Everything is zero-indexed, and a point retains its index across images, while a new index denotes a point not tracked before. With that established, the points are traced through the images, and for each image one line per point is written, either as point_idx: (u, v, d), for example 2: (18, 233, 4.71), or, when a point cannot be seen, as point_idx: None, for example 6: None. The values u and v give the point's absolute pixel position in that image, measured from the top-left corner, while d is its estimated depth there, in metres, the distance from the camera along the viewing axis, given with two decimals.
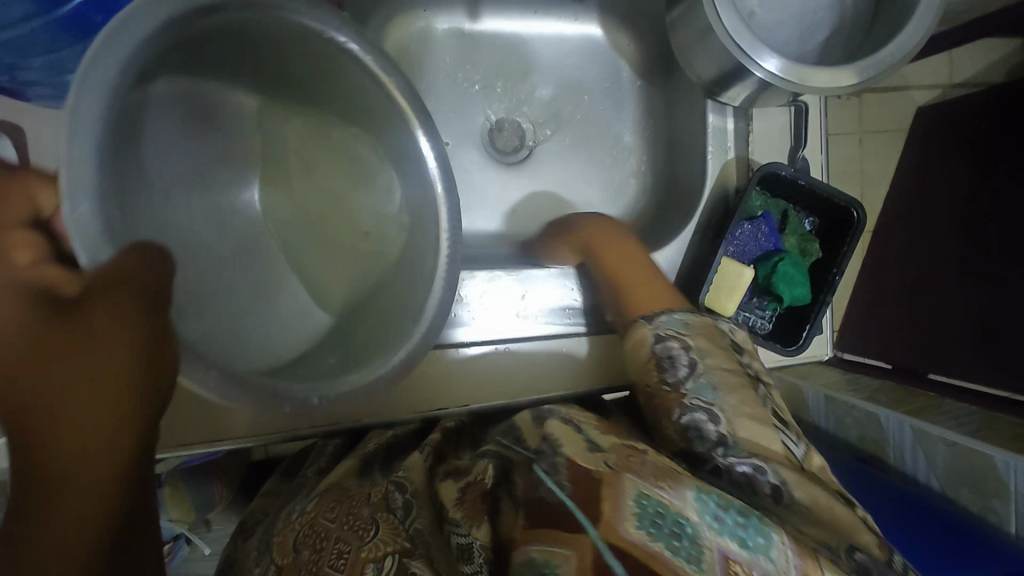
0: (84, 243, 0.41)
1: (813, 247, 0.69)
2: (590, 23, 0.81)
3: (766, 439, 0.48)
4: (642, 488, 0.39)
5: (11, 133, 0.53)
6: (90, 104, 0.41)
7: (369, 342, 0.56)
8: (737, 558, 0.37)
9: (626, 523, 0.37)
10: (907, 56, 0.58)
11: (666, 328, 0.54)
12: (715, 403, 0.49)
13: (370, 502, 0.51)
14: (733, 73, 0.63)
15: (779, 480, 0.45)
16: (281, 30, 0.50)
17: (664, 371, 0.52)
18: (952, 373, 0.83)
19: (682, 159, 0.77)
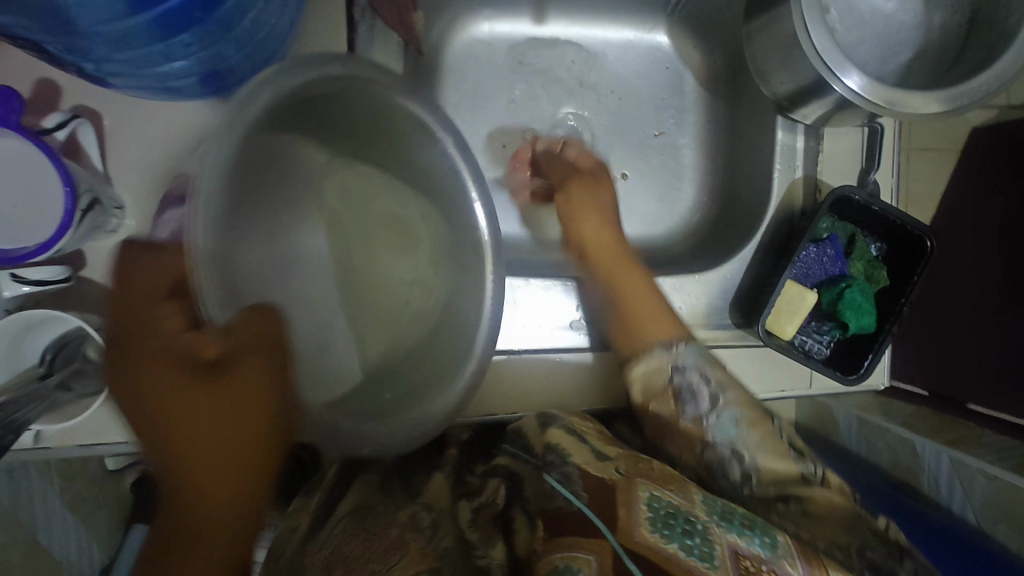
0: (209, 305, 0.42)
1: (881, 274, 0.67)
2: (659, 30, 0.80)
3: (783, 466, 0.54)
4: (653, 493, 0.47)
5: (88, 116, 0.54)
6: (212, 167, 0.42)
7: (408, 394, 0.54)
8: (745, 553, 0.44)
9: (641, 528, 0.44)
10: (1000, 85, 0.56)
11: (685, 359, 0.58)
12: (737, 440, 0.54)
13: (397, 524, 0.50)
14: (810, 89, 0.62)
15: (793, 504, 0.52)
16: (347, 98, 0.51)
17: (684, 404, 0.56)
18: (996, 405, 0.81)
19: (743, 174, 0.75)
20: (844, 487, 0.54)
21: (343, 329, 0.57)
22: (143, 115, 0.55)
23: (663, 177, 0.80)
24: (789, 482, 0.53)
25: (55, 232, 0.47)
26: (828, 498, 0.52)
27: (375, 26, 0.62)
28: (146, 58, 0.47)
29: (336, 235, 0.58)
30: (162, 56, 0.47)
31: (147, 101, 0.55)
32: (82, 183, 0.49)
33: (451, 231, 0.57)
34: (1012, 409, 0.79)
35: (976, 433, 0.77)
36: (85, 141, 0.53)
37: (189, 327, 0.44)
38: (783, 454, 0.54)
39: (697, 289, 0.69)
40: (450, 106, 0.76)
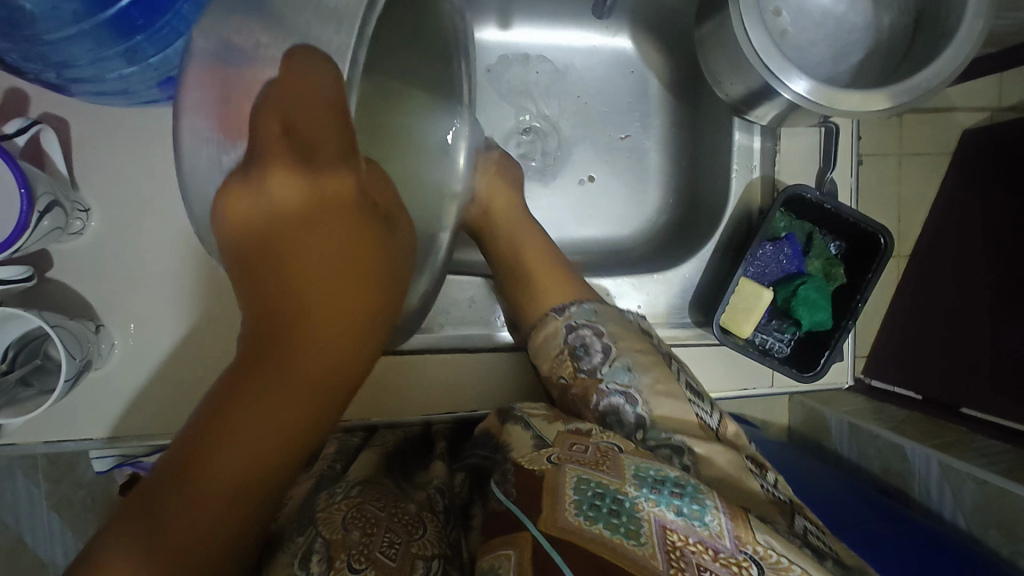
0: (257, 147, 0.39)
1: (838, 272, 0.67)
2: (622, 35, 0.81)
3: (678, 410, 0.53)
4: (581, 475, 0.45)
5: (53, 123, 0.56)
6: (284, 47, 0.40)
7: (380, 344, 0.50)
8: (672, 528, 0.43)
9: (565, 511, 0.43)
10: (943, 83, 0.56)
11: (578, 318, 0.60)
12: (630, 385, 0.54)
13: (414, 501, 0.53)
14: (760, 91, 0.63)
15: (688, 455, 0.50)
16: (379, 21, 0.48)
17: (579, 359, 0.57)
18: (983, 409, 0.81)
19: (705, 175, 0.76)
20: (739, 433, 0.56)
21: None
22: (106, 122, 0.57)
23: (629, 178, 0.81)
24: (687, 431, 0.52)
25: (13, 233, 0.49)
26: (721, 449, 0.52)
27: None
28: (106, 64, 0.49)
29: None
30: (121, 60, 0.49)
31: (109, 108, 0.57)
32: (42, 186, 0.51)
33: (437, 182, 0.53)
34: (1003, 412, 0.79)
35: (965, 437, 0.78)
36: (48, 146, 0.55)
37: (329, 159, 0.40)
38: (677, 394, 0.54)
39: (657, 288, 0.70)
40: None
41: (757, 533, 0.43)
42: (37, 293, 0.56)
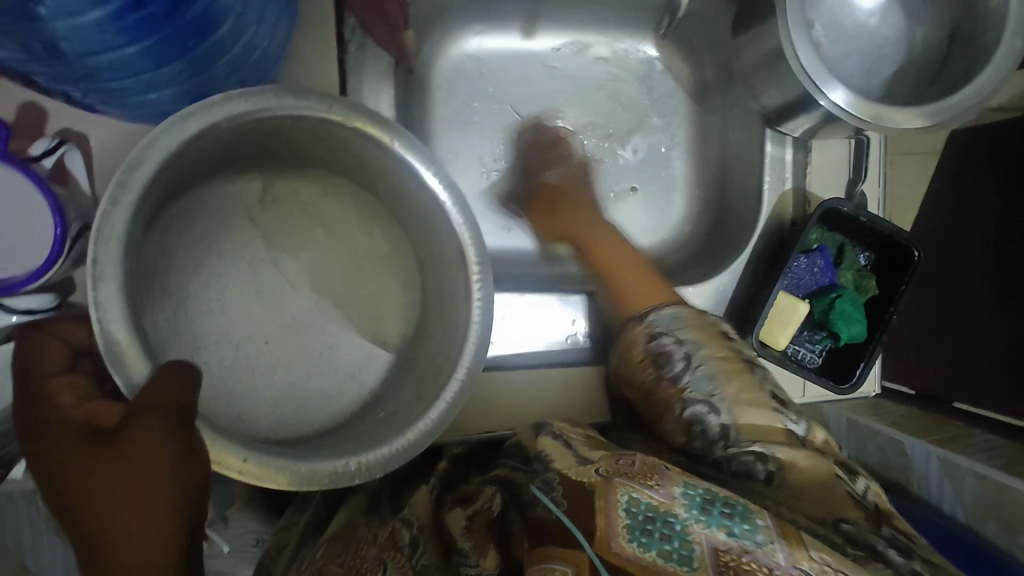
0: (121, 370, 0.41)
1: (869, 283, 0.68)
2: (647, 43, 0.80)
3: (767, 420, 0.54)
4: (632, 494, 0.44)
5: (76, 139, 0.53)
6: (112, 235, 0.41)
7: (406, 402, 0.53)
8: (724, 548, 0.41)
9: (619, 537, 0.41)
10: (982, 100, 0.57)
11: (659, 326, 0.58)
12: (712, 394, 0.54)
13: (377, 543, 0.52)
14: (797, 103, 0.62)
15: (770, 468, 0.52)
16: (315, 131, 0.50)
17: (662, 368, 0.57)
18: (983, 405, 0.84)
19: (734, 186, 0.76)
20: (827, 440, 0.56)
21: (348, 341, 0.58)
22: (130, 138, 0.54)
23: (654, 189, 0.81)
24: (770, 436, 0.53)
25: (46, 260, 0.46)
26: (806, 454, 0.53)
27: (366, 45, 0.62)
28: (135, 85, 0.46)
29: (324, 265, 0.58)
30: (149, 87, 0.47)
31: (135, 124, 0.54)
32: (71, 211, 0.49)
33: (428, 235, 0.56)
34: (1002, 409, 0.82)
35: (961, 432, 0.80)
36: (72, 165, 0.52)
37: (92, 407, 0.43)
38: (772, 426, 0.54)
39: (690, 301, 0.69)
40: (440, 118, 0.76)
41: (813, 553, 0.42)
42: None
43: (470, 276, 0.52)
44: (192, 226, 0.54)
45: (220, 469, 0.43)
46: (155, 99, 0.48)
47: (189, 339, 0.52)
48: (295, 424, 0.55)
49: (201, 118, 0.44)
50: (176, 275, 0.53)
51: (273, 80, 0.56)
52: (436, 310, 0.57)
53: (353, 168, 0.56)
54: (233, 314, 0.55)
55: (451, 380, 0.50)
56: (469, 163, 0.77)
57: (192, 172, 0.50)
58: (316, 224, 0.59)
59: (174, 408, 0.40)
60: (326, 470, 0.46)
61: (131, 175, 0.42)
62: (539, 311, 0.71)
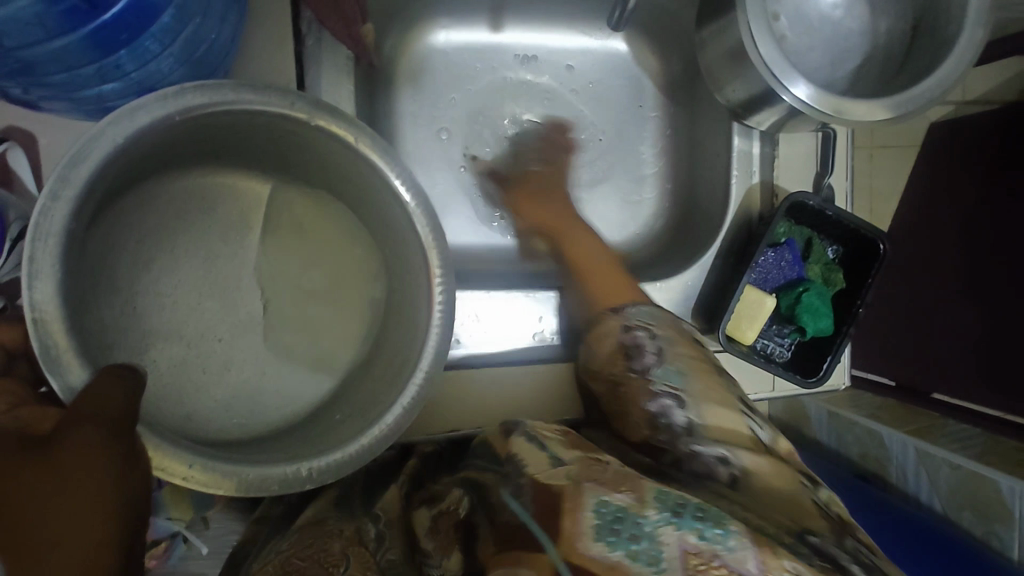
0: (57, 372, 0.39)
1: (836, 277, 0.68)
2: (614, 37, 0.80)
3: (732, 423, 0.52)
4: (602, 496, 0.42)
5: (20, 140, 0.51)
6: (51, 233, 0.40)
7: (366, 404, 0.52)
8: (695, 551, 0.40)
9: (583, 539, 0.40)
10: (945, 90, 0.57)
11: (635, 318, 0.58)
12: (681, 389, 0.54)
13: (344, 535, 0.49)
14: (761, 96, 0.62)
15: (735, 468, 0.49)
16: (270, 127, 0.50)
17: (631, 359, 0.56)
18: (958, 395, 0.85)
19: (703, 180, 0.76)
20: (793, 452, 0.53)
21: (307, 344, 0.57)
22: (77, 137, 0.52)
23: (625, 184, 0.80)
24: (738, 443, 0.51)
25: None
26: (769, 462, 0.50)
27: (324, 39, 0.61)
28: (74, 81, 0.45)
29: (285, 265, 0.57)
30: (95, 79, 0.45)
31: (82, 122, 0.52)
32: (13, 211, 0.47)
33: (392, 236, 0.55)
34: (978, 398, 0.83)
35: (938, 422, 0.80)
36: (15, 164, 0.51)
37: (22, 412, 0.40)
38: (731, 416, 0.52)
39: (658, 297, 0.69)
40: (405, 114, 0.75)
41: (787, 561, 0.39)
42: None
43: (431, 278, 0.51)
44: (142, 222, 0.52)
45: (163, 475, 0.42)
46: (99, 95, 0.47)
47: (143, 345, 0.51)
48: (247, 425, 0.54)
49: (149, 111, 0.43)
50: (125, 272, 0.51)
51: (226, 75, 0.55)
52: (399, 309, 0.56)
53: (319, 167, 0.55)
54: (186, 310, 0.53)
55: (410, 382, 0.50)
56: (436, 159, 0.76)
57: (138, 168, 0.49)
58: (294, 231, 0.58)
59: (109, 416, 0.38)
60: (276, 475, 0.45)
61: (72, 171, 0.41)
62: (511, 308, 0.69)
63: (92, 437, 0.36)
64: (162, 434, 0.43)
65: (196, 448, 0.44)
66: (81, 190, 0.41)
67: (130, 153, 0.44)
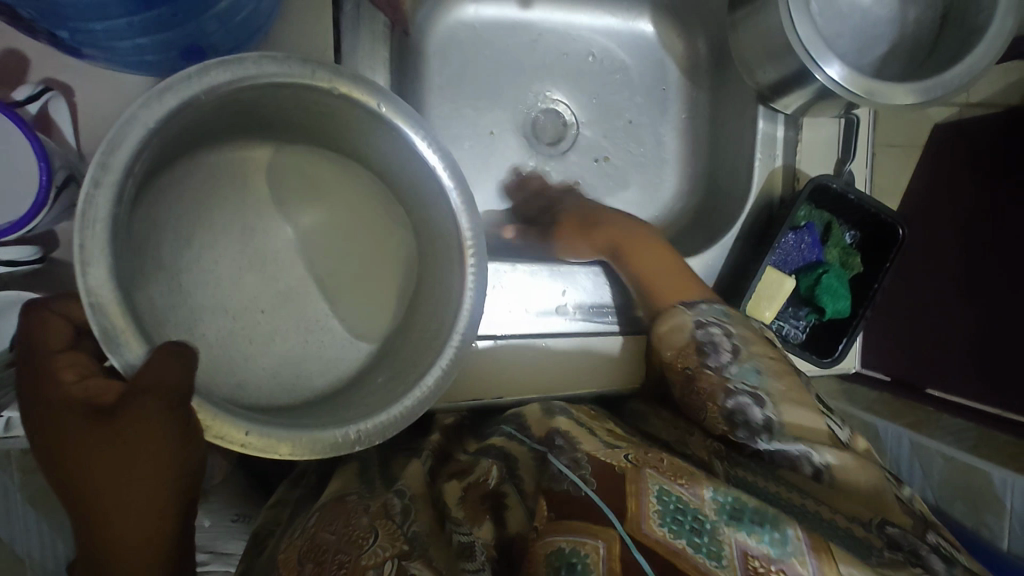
0: (116, 352, 0.40)
1: (855, 261, 0.70)
2: (642, 18, 0.80)
3: (810, 420, 0.54)
4: (663, 487, 0.44)
5: (59, 89, 0.51)
6: (98, 218, 0.40)
7: (403, 369, 0.53)
8: (755, 554, 0.41)
9: (651, 520, 0.42)
10: (972, 80, 0.58)
11: (704, 315, 0.59)
12: (758, 387, 0.55)
13: (369, 511, 0.49)
14: (792, 79, 0.63)
15: (819, 464, 0.52)
16: (309, 101, 0.50)
17: (706, 355, 0.57)
18: (950, 390, 0.88)
19: (725, 164, 0.77)
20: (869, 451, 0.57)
21: (337, 311, 0.58)
22: (116, 91, 0.52)
23: (646, 166, 0.81)
24: (820, 439, 0.53)
25: (29, 210, 0.45)
26: (854, 459, 0.53)
27: (362, 5, 0.62)
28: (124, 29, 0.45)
29: (321, 236, 0.58)
30: (138, 30, 0.46)
31: (121, 76, 0.52)
32: (58, 160, 0.47)
33: (423, 207, 0.56)
34: (966, 392, 0.86)
35: (934, 414, 0.83)
36: (57, 114, 0.51)
37: (91, 386, 0.41)
38: (810, 416, 0.54)
39: None
40: (435, 87, 0.75)
41: (845, 573, 0.40)
42: (45, 274, 0.52)
43: (463, 248, 0.52)
44: (178, 200, 0.52)
45: (222, 443, 0.42)
46: (145, 47, 0.47)
47: (186, 312, 0.51)
48: (295, 390, 0.55)
49: (178, 92, 0.42)
50: (169, 249, 0.51)
51: (265, 35, 0.55)
52: (432, 274, 0.57)
53: (346, 136, 0.55)
54: (228, 285, 0.54)
55: (446, 347, 0.51)
56: (465, 134, 0.77)
57: (175, 146, 0.48)
58: (321, 199, 0.58)
59: (166, 387, 0.40)
60: (328, 439, 0.46)
61: (111, 155, 0.40)
62: (541, 282, 0.70)
63: (150, 406, 0.40)
64: (216, 404, 0.43)
65: (251, 418, 0.44)
66: (128, 159, 0.41)
67: (170, 130, 0.44)
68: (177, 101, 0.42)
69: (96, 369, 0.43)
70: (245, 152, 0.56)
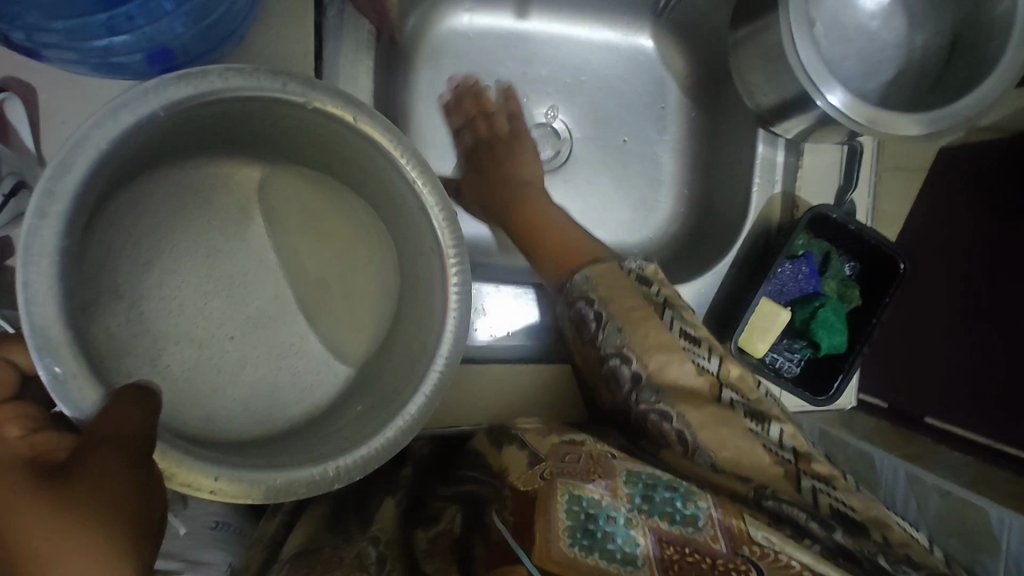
0: (67, 398, 0.37)
1: (853, 294, 0.67)
2: (642, 33, 0.78)
3: (683, 378, 0.51)
4: (573, 492, 0.42)
5: (22, 91, 0.49)
6: (45, 251, 0.37)
7: (379, 400, 0.50)
8: (668, 539, 0.40)
9: (560, 542, 0.38)
10: (982, 111, 0.55)
11: (578, 287, 0.56)
12: (624, 345, 0.53)
13: (343, 563, 0.45)
14: (794, 102, 0.60)
15: (681, 425, 0.49)
16: (284, 115, 0.47)
17: (582, 328, 0.56)
18: (948, 420, 0.84)
19: (721, 188, 0.74)
20: (745, 374, 0.54)
21: (311, 334, 0.55)
22: (82, 95, 0.50)
23: (641, 186, 0.78)
24: (684, 393, 0.51)
25: None
26: (714, 413, 0.49)
27: (346, 12, 0.59)
28: None
29: (297, 255, 0.55)
30: None
31: (85, 79, 0.50)
32: None
33: (404, 225, 0.53)
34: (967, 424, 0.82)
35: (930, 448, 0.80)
36: (14, 117, 0.48)
37: (38, 441, 0.37)
38: (678, 363, 0.51)
39: None
40: (423, 97, 0.73)
41: (754, 530, 0.41)
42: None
43: (447, 266, 0.49)
44: (141, 217, 0.48)
45: (189, 491, 0.40)
46: (107, 51, 0.45)
47: (149, 341, 0.48)
48: (269, 420, 0.52)
49: (135, 109, 0.39)
50: (128, 275, 0.48)
51: (240, 40, 0.52)
52: (412, 297, 0.54)
53: (323, 151, 0.52)
54: (194, 311, 0.51)
55: (428, 373, 0.48)
56: (452, 147, 0.74)
57: (135, 160, 0.45)
58: (297, 215, 0.56)
59: (131, 443, 0.37)
60: (303, 478, 0.43)
61: (60, 181, 0.37)
62: (526, 304, 0.69)
63: (113, 463, 0.36)
64: (180, 447, 0.41)
65: (221, 460, 0.41)
66: (81, 181, 0.38)
67: (130, 147, 0.41)
68: (134, 119, 0.39)
69: (48, 423, 0.39)
70: (220, 166, 0.53)
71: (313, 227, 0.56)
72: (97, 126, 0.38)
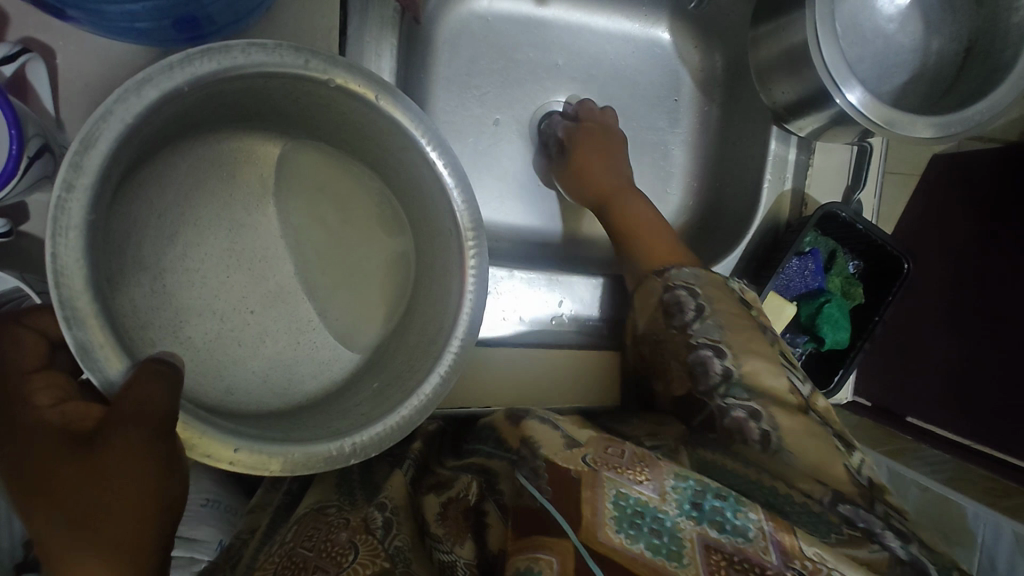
0: (94, 367, 0.37)
1: (857, 291, 0.70)
2: (659, 25, 0.78)
3: (772, 381, 0.53)
4: (620, 490, 0.43)
5: (41, 53, 0.48)
6: (72, 225, 0.37)
7: (395, 377, 0.51)
8: (716, 546, 0.41)
9: (606, 528, 0.41)
10: (995, 118, 0.57)
11: (677, 278, 0.59)
12: (719, 341, 0.55)
13: (349, 525, 0.48)
14: (812, 99, 0.61)
15: (767, 427, 0.51)
16: (308, 91, 0.47)
17: (672, 315, 0.58)
18: (929, 420, 0.94)
19: (731, 182, 0.75)
20: (829, 408, 0.56)
21: (324, 313, 0.55)
22: (103, 60, 0.49)
23: (651, 176, 0.79)
24: (775, 399, 0.52)
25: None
26: (814, 432, 0.51)
27: None
28: None
29: (318, 234, 0.55)
30: None
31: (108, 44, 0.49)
32: (31, 126, 0.44)
33: (422, 206, 0.54)
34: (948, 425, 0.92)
35: None
36: (34, 78, 0.48)
37: (68, 412, 0.38)
38: (769, 369, 0.53)
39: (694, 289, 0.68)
40: (441, 79, 0.72)
41: (803, 545, 0.42)
42: (13, 249, 0.49)
43: (464, 246, 0.49)
44: (162, 187, 0.48)
45: (209, 461, 0.40)
46: (130, 15, 0.44)
47: (169, 315, 0.48)
48: (285, 394, 0.52)
49: (158, 84, 0.39)
50: (150, 245, 0.48)
51: (266, 12, 0.52)
52: (429, 277, 0.55)
53: (344, 128, 0.52)
54: (215, 285, 0.51)
55: (445, 352, 0.48)
56: (469, 130, 0.74)
57: (156, 137, 0.44)
58: (317, 190, 0.55)
59: (150, 416, 0.36)
60: (319, 454, 0.43)
61: (86, 155, 0.37)
62: (536, 290, 0.69)
63: (134, 435, 0.36)
64: (202, 416, 0.41)
65: (239, 432, 0.41)
66: (106, 157, 0.38)
67: (151, 123, 0.41)
68: (159, 96, 0.39)
69: (74, 394, 0.40)
70: (238, 140, 0.52)
71: (335, 203, 0.56)
72: (123, 103, 0.38)
